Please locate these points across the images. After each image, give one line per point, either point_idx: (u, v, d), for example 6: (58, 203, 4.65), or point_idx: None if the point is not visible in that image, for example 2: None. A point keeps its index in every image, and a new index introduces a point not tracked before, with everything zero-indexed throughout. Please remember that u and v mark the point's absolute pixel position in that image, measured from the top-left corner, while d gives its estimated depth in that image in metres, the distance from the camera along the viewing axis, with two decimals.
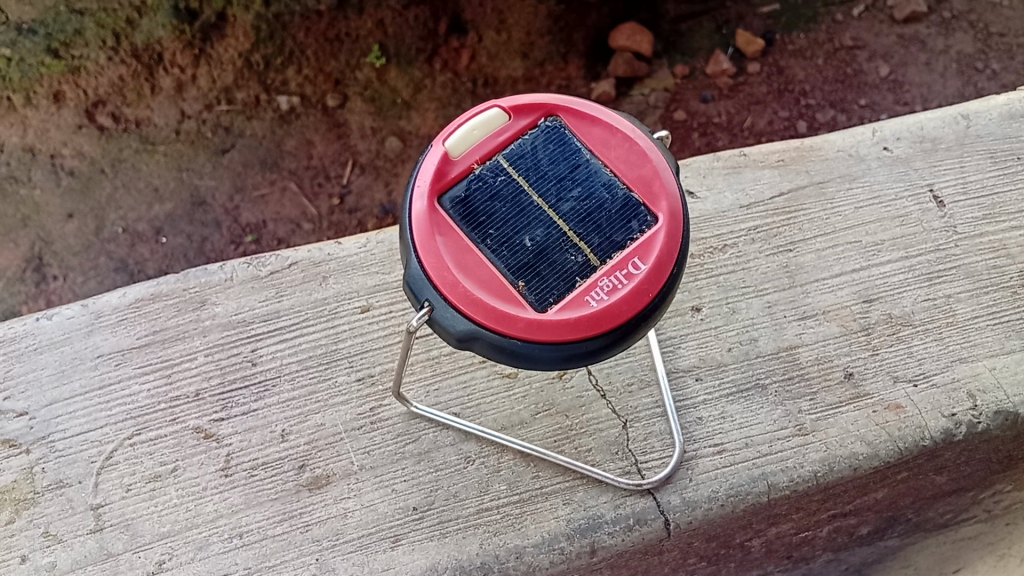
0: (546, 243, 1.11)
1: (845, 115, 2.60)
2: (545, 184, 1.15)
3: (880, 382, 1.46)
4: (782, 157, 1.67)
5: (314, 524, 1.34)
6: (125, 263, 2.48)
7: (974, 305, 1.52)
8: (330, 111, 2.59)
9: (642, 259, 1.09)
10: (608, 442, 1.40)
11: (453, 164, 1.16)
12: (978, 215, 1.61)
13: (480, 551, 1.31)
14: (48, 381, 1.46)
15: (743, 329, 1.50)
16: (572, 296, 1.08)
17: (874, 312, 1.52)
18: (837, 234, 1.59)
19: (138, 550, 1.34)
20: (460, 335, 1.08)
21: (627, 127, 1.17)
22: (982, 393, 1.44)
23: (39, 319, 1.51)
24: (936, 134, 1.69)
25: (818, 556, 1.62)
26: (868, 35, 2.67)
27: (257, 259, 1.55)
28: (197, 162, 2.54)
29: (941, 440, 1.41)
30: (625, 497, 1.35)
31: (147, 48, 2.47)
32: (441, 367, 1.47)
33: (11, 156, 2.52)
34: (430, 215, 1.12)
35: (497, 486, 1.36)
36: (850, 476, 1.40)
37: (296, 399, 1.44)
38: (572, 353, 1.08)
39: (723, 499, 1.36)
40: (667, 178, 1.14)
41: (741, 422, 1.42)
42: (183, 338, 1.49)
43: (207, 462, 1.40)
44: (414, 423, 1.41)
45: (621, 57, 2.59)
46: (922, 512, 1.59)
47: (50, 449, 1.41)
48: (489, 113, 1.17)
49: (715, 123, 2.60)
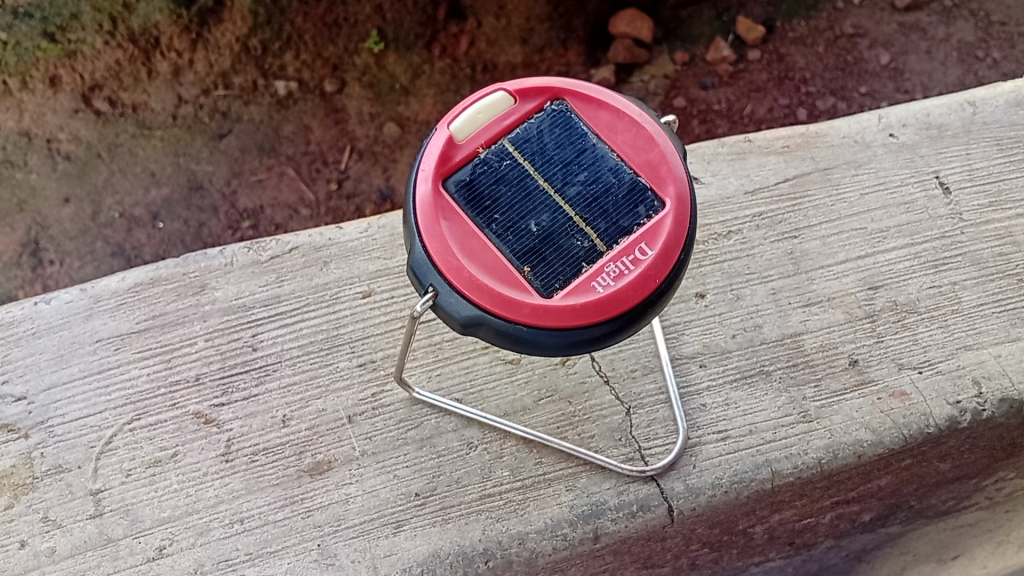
0: (551, 228, 1.10)
1: (846, 102, 2.59)
2: (550, 168, 1.13)
3: (884, 369, 1.45)
4: (788, 143, 1.66)
5: (315, 510, 1.33)
6: (122, 248, 2.45)
7: (979, 293, 1.52)
8: (329, 95, 2.57)
9: (649, 244, 1.08)
10: (611, 428, 1.39)
11: (458, 148, 1.14)
12: (983, 202, 1.60)
13: (482, 537, 1.31)
14: (46, 366, 1.45)
15: (746, 316, 1.49)
16: (579, 282, 1.07)
17: (878, 299, 1.51)
18: (842, 220, 1.58)
19: (139, 535, 1.33)
20: (464, 320, 1.07)
21: (634, 111, 1.15)
22: (986, 381, 1.43)
23: (37, 303, 1.49)
24: (942, 121, 1.67)
25: (819, 542, 1.62)
26: (870, 22, 2.65)
27: (257, 243, 1.53)
28: (195, 147, 2.52)
29: (945, 428, 1.41)
30: (628, 484, 1.34)
31: (144, 32, 2.44)
32: (442, 352, 1.46)
33: (7, 140, 2.49)
34: (435, 200, 1.10)
35: (499, 472, 1.35)
36: (854, 464, 1.39)
37: (297, 385, 1.43)
38: (577, 340, 1.06)
39: (726, 486, 1.35)
40: (674, 162, 1.12)
41: (745, 408, 1.41)
42: (183, 322, 1.48)
43: (207, 447, 1.39)
44: (416, 409, 1.40)
45: (622, 43, 2.57)
46: (924, 499, 1.59)
47: (49, 434, 1.40)
48: (495, 95, 1.15)
49: (716, 109, 2.58)
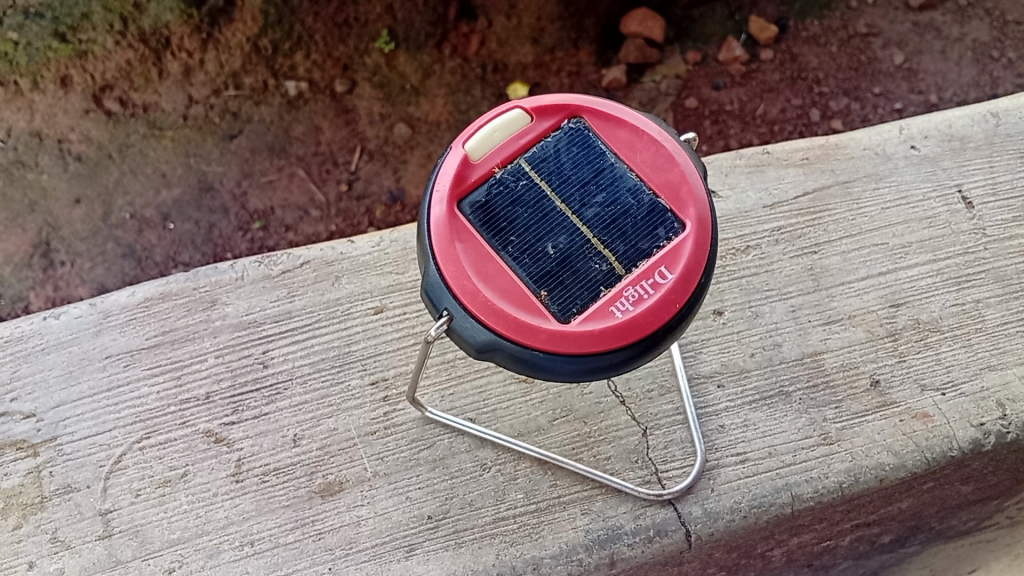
0: (569, 251, 1.08)
1: (859, 104, 2.54)
2: (568, 189, 1.11)
3: (907, 391, 1.42)
4: (806, 155, 1.62)
5: (327, 533, 1.31)
6: (133, 250, 2.43)
7: (1003, 311, 1.48)
8: (339, 96, 2.54)
9: (669, 268, 1.05)
10: (627, 450, 1.37)
11: (473, 168, 1.12)
12: (1006, 217, 1.56)
13: (496, 562, 1.28)
14: (55, 383, 1.44)
15: (765, 334, 1.46)
16: (597, 306, 1.04)
17: (900, 317, 1.48)
18: (863, 235, 1.55)
19: (148, 557, 1.31)
20: (479, 345, 1.04)
21: (654, 130, 1.12)
22: (1011, 403, 1.40)
23: (46, 318, 1.48)
24: (964, 133, 1.64)
25: (838, 564, 1.58)
26: (884, 22, 2.60)
27: (269, 257, 1.51)
28: (205, 148, 2.50)
29: (969, 451, 1.38)
30: (645, 507, 1.32)
31: (155, 32, 2.45)
32: (455, 371, 1.44)
33: (18, 141, 2.47)
34: (449, 221, 1.08)
35: (513, 494, 1.33)
36: (876, 487, 1.36)
37: (308, 403, 1.41)
38: (595, 366, 1.04)
39: (745, 511, 1.32)
40: (695, 183, 1.09)
41: (764, 430, 1.38)
42: (193, 339, 1.46)
43: (217, 467, 1.37)
44: (429, 428, 1.38)
45: (633, 43, 2.53)
46: (945, 520, 1.55)
47: (58, 453, 1.39)
48: (511, 114, 1.13)
49: (728, 111, 2.54)
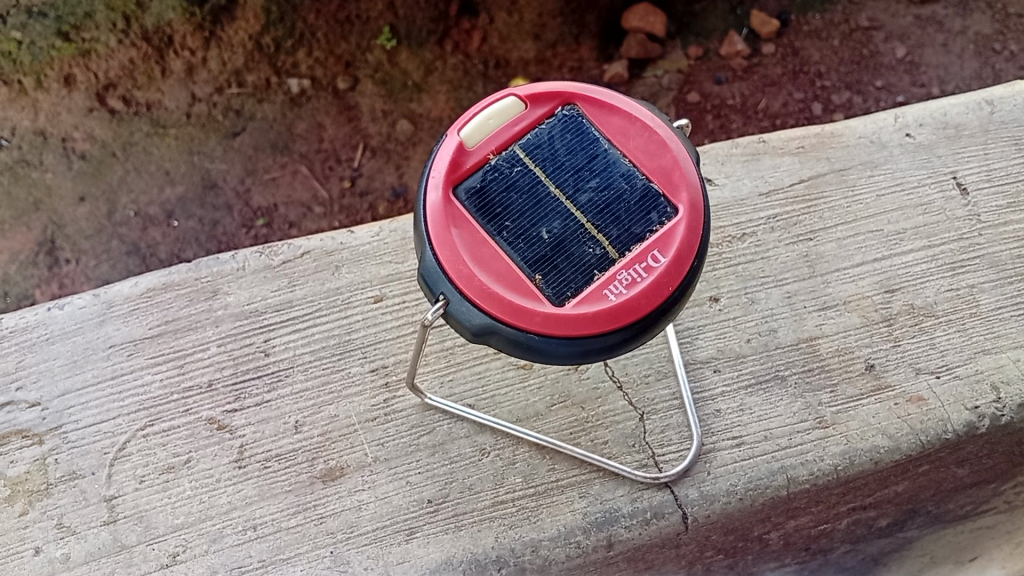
0: (563, 235, 1.09)
1: (861, 96, 2.55)
2: (562, 174, 1.12)
3: (902, 374, 1.43)
4: (803, 143, 1.63)
5: (328, 517, 1.33)
6: (137, 247, 2.45)
7: (998, 295, 1.49)
8: (341, 93, 2.56)
9: (662, 251, 1.07)
10: (624, 434, 1.38)
11: (467, 155, 1.13)
12: (1002, 204, 1.57)
13: (495, 544, 1.30)
14: (60, 371, 1.46)
15: (761, 320, 1.47)
16: (591, 290, 1.06)
17: (895, 302, 1.49)
18: (858, 222, 1.56)
19: (152, 541, 1.34)
20: (475, 328, 1.06)
21: (646, 116, 1.14)
22: (1006, 386, 1.41)
23: (50, 309, 1.50)
24: (960, 121, 1.65)
25: (835, 547, 1.59)
26: (885, 15, 2.61)
27: (269, 248, 1.53)
28: (208, 145, 2.52)
29: (963, 434, 1.39)
30: (642, 490, 1.33)
31: (158, 31, 2.47)
32: (454, 358, 1.45)
33: (22, 140, 2.49)
34: (445, 207, 1.10)
35: (512, 478, 1.35)
36: (872, 470, 1.38)
37: (309, 390, 1.43)
38: (589, 348, 1.06)
39: (741, 493, 1.34)
40: (688, 168, 1.11)
41: (760, 414, 1.40)
42: (196, 328, 1.48)
43: (219, 453, 1.39)
44: (429, 415, 1.40)
45: (634, 38, 2.54)
46: (942, 504, 1.55)
47: (63, 440, 1.41)
48: (505, 101, 1.15)
49: (729, 104, 2.55)
